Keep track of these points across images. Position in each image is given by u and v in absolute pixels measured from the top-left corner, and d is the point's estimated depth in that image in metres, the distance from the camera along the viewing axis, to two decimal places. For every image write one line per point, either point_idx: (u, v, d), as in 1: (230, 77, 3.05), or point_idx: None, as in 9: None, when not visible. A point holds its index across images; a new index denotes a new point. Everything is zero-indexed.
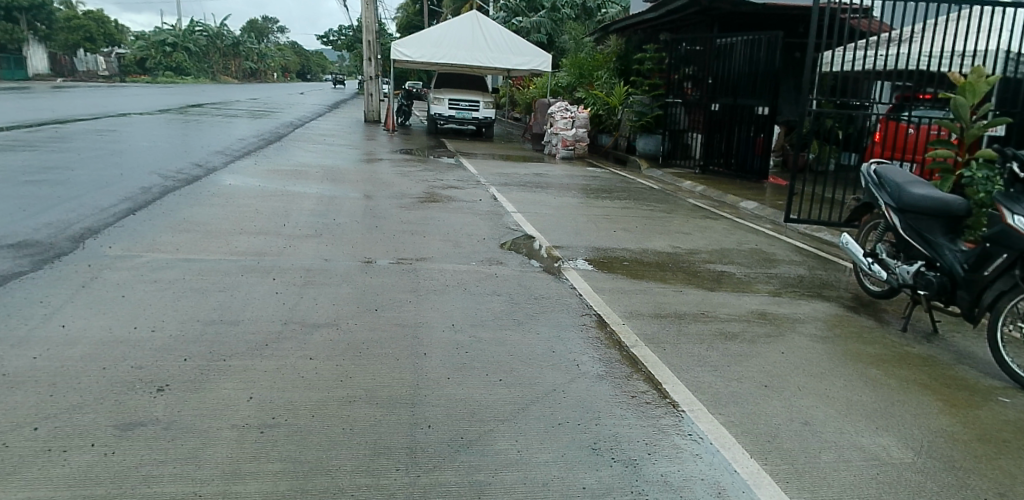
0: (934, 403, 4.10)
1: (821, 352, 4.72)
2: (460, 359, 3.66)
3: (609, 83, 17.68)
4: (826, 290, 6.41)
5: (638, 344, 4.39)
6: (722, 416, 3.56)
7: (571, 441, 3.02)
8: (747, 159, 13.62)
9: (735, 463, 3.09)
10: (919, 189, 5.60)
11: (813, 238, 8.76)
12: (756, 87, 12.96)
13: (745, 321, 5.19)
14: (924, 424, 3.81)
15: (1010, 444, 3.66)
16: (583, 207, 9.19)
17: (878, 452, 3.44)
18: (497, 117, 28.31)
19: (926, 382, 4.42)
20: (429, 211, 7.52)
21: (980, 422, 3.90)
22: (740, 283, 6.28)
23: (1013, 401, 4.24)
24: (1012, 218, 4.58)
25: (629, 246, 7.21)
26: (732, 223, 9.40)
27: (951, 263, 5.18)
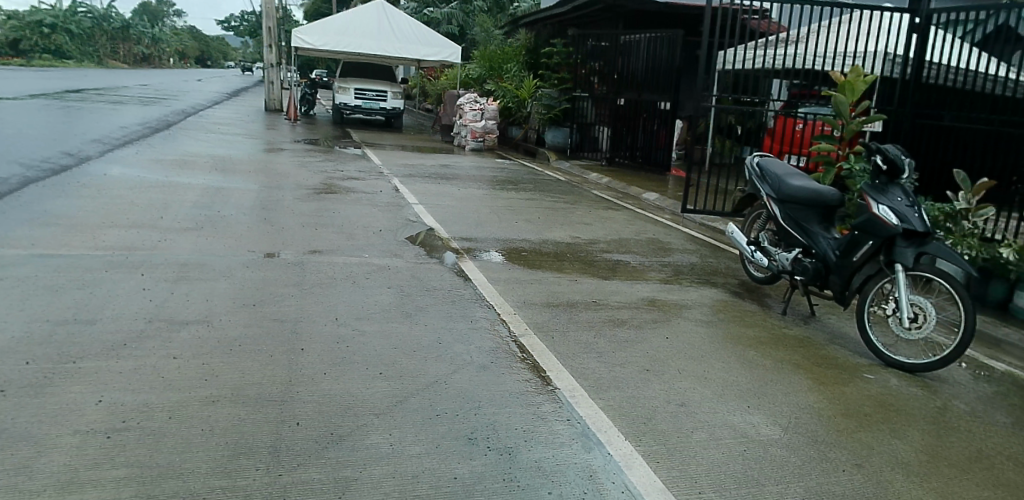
0: (803, 380, 4.35)
1: (703, 336, 4.91)
2: (339, 353, 3.58)
3: (519, 75, 17.75)
4: (716, 276, 6.68)
5: (527, 333, 4.43)
6: (602, 400, 3.66)
7: (448, 431, 3.02)
8: (650, 152, 14.01)
9: (609, 446, 3.19)
10: (798, 180, 5.89)
11: (708, 227, 9.12)
12: (658, 82, 13.39)
13: (635, 308, 5.33)
14: (792, 401, 4.03)
15: (867, 417, 3.94)
16: (487, 198, 9.20)
17: (747, 429, 3.61)
18: (407, 109, 28.01)
19: (798, 361, 4.68)
20: (326, 202, 7.32)
21: (842, 397, 4.17)
22: (633, 272, 6.45)
23: (875, 377, 4.54)
24: (877, 207, 4.89)
25: (529, 236, 7.27)
26: (633, 214, 9.65)
27: (825, 250, 5.47)
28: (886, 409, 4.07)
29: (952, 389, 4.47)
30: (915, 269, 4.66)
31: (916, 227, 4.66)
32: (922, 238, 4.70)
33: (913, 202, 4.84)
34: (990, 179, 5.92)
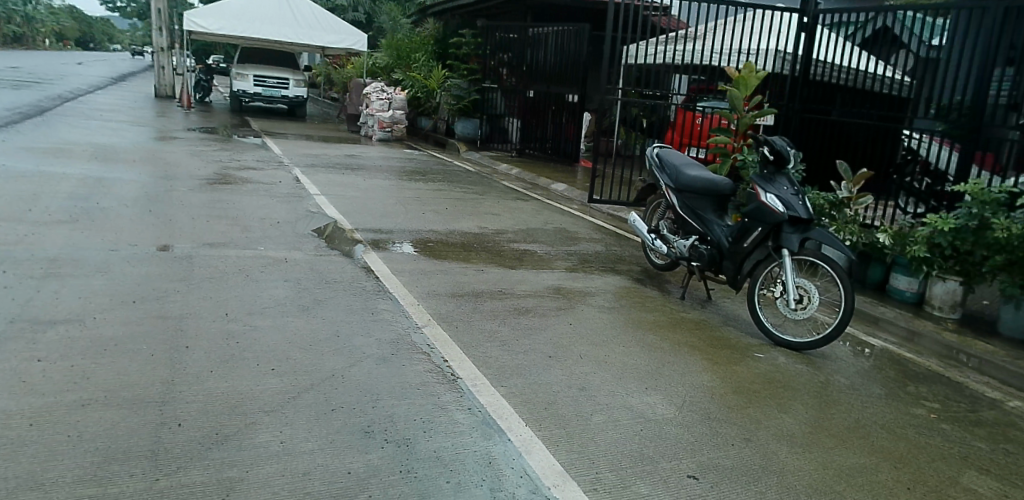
0: (698, 361, 4.53)
1: (605, 322, 5.02)
2: (227, 351, 3.46)
3: (428, 65, 17.48)
4: (620, 264, 6.85)
5: (430, 323, 4.39)
6: (504, 387, 3.67)
7: (343, 426, 2.95)
8: (560, 143, 14.06)
9: (510, 432, 3.21)
10: (694, 170, 6.05)
11: (614, 216, 9.34)
12: (566, 76, 13.60)
13: (540, 297, 5.38)
14: (688, 381, 4.19)
15: (755, 393, 4.15)
16: (393, 189, 9.04)
17: (645, 410, 3.73)
18: (312, 98, 27.17)
19: (694, 343, 4.87)
20: (219, 193, 6.97)
21: (734, 375, 4.38)
22: (539, 261, 6.51)
23: (765, 355, 4.79)
24: (764, 196, 5.10)
25: (435, 227, 7.20)
26: (541, 204, 9.75)
27: (718, 237, 5.68)
28: (773, 385, 4.30)
29: (833, 364, 4.78)
30: (800, 254, 4.92)
31: (799, 214, 4.91)
32: (805, 225, 4.95)
33: (797, 190, 5.09)
34: (869, 170, 6.30)
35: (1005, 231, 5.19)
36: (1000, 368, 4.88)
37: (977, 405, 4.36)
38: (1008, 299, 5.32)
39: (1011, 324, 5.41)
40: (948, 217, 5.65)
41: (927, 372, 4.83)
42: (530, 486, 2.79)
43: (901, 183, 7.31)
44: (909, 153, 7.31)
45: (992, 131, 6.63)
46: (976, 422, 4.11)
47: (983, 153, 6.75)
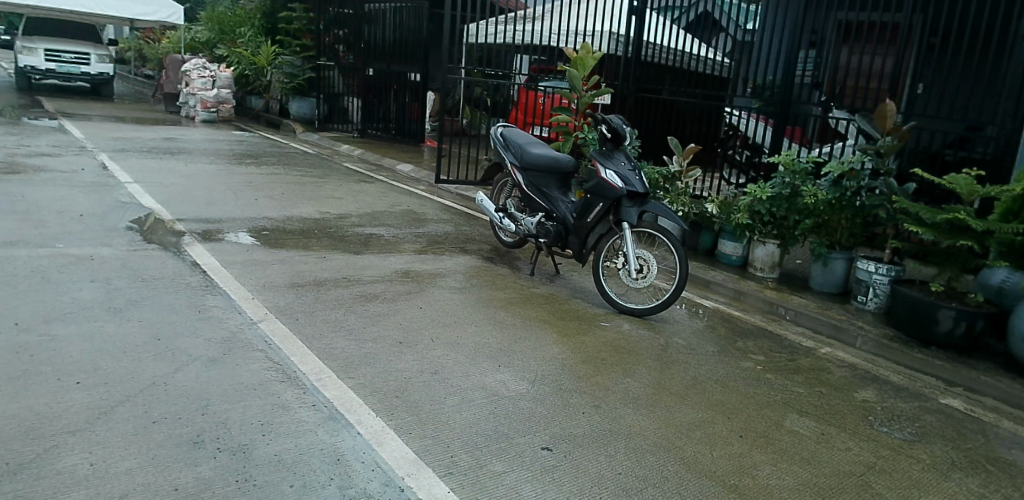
0: (549, 334, 4.60)
1: (455, 302, 4.95)
2: (18, 368, 3.01)
3: (255, 41, 16.25)
4: (469, 243, 6.78)
5: (267, 317, 4.07)
6: (352, 379, 3.48)
7: (167, 439, 2.64)
8: (404, 123, 13.62)
9: (358, 425, 3.05)
10: (539, 148, 5.90)
11: (462, 196, 9.27)
12: (407, 53, 13.32)
13: (388, 281, 5.19)
14: (539, 355, 4.23)
15: (602, 361, 4.27)
16: (220, 174, 8.34)
17: (498, 388, 3.71)
18: (122, 77, 24.49)
19: (545, 316, 4.92)
20: (4, 185, 6.03)
21: (584, 345, 4.49)
22: (385, 244, 6.29)
23: (611, 324, 4.94)
24: (604, 172, 5.20)
25: (270, 214, 6.72)
26: (386, 186, 9.45)
27: (563, 213, 5.61)
28: (619, 352, 4.46)
29: (672, 327, 5.05)
30: (639, 226, 5.09)
31: (636, 188, 5.06)
32: (642, 198, 5.12)
33: (634, 166, 5.24)
34: (696, 145, 6.69)
35: (814, 197, 5.81)
36: (812, 319, 5.44)
37: (795, 354, 4.82)
38: (816, 257, 5.99)
39: (820, 281, 6.07)
40: (765, 186, 6.19)
41: (753, 327, 5.27)
42: (381, 479, 2.67)
43: (725, 156, 7.89)
44: (731, 128, 7.89)
45: (798, 107, 7.42)
46: (796, 369, 4.54)
47: (792, 127, 7.53)
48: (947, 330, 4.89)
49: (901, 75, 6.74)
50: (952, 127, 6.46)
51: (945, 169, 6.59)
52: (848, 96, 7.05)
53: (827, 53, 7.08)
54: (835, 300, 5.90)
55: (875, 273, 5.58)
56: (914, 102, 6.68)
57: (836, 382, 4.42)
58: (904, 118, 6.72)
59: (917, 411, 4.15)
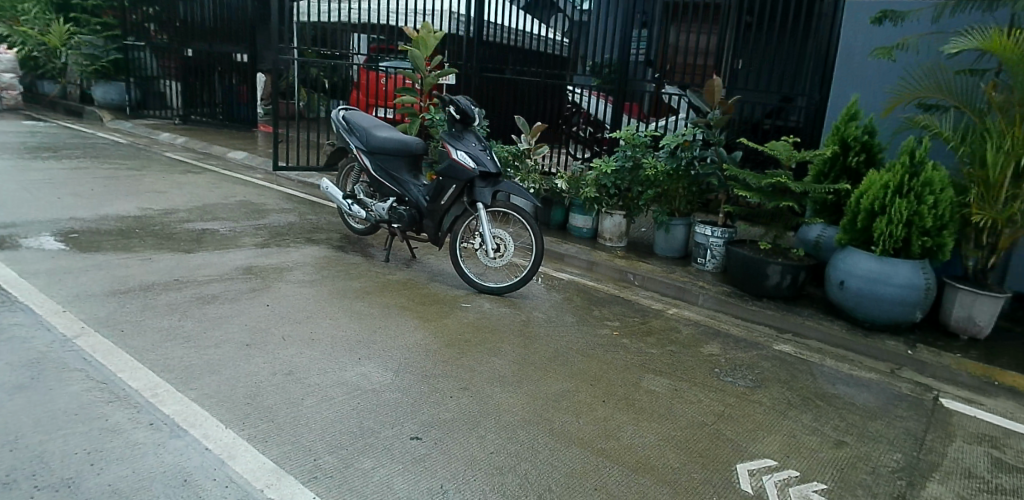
0: (410, 319, 4.47)
1: (305, 296, 4.66)
2: None
3: (42, 19, 14.10)
4: (316, 233, 6.42)
5: (84, 332, 3.58)
6: (194, 391, 3.15)
7: None
8: (233, 108, 13.08)
9: (206, 440, 2.76)
10: (385, 131, 5.66)
11: (304, 183, 8.78)
12: (230, 32, 12.24)
13: (227, 280, 4.77)
14: (401, 343, 4.08)
15: (466, 342, 4.22)
16: (12, 171, 7.24)
17: (359, 381, 3.54)
18: None
19: (403, 302, 4.78)
20: None
21: (447, 328, 4.41)
22: (221, 239, 5.79)
23: (471, 304, 4.89)
24: (455, 153, 5.07)
25: (79, 215, 5.94)
26: (216, 176, 8.71)
27: (416, 197, 5.41)
28: (482, 331, 4.42)
29: (531, 302, 5.10)
30: (493, 205, 5.03)
31: (488, 168, 4.98)
32: (495, 178, 5.05)
33: (485, 146, 5.14)
34: (542, 123, 6.78)
35: (653, 169, 6.14)
36: (659, 283, 5.74)
37: (646, 316, 5.06)
38: (659, 225, 6.33)
39: (664, 247, 6.42)
40: (609, 161, 6.43)
41: (607, 295, 5.46)
42: (236, 496, 2.44)
43: (570, 132, 8.18)
44: (574, 106, 8.12)
45: (633, 85, 7.78)
46: (648, 331, 4.77)
47: (630, 103, 7.85)
48: (775, 283, 5.39)
49: (724, 52, 7.26)
50: (768, 98, 7.11)
51: (765, 137, 7.20)
52: (678, 73, 7.55)
53: (657, 32, 7.50)
54: (678, 263, 6.27)
55: (711, 236, 5.99)
56: (736, 76, 7.23)
57: (684, 340, 4.69)
58: (728, 93, 7.26)
59: (756, 359, 4.51)
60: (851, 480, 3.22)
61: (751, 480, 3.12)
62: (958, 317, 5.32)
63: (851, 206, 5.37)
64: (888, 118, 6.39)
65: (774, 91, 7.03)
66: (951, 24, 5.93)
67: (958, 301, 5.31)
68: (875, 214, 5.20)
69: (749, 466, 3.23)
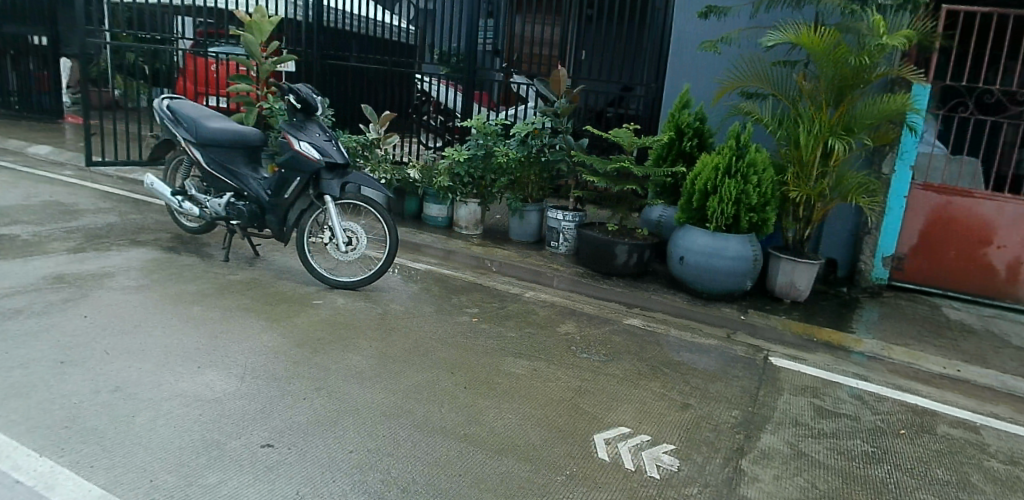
0: (256, 320, 4.20)
1: (133, 303, 4.24)
2: None
3: None
4: (142, 234, 5.85)
5: None
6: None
7: None
8: (32, 96, 11.49)
9: (16, 472, 2.44)
10: (217, 121, 5.26)
11: (127, 180, 7.98)
12: (26, 13, 11.11)
13: (34, 291, 4.22)
14: (246, 347, 3.82)
15: (318, 341, 4.03)
16: None
17: (200, 391, 3.26)
18: None
19: (248, 303, 4.48)
20: None
21: (298, 327, 4.18)
22: (24, 246, 5.12)
23: (323, 301, 4.68)
24: (298, 144, 4.81)
25: None
26: (16, 175, 7.68)
27: (256, 191, 5.09)
28: (336, 328, 4.25)
29: (387, 294, 4.97)
30: (342, 198, 4.84)
31: (335, 159, 4.77)
32: (343, 169, 4.86)
33: (330, 136, 4.92)
34: (391, 113, 6.64)
35: (506, 156, 6.23)
36: (515, 268, 5.83)
37: (504, 301, 5.10)
38: (513, 211, 6.43)
39: (519, 233, 6.51)
40: (461, 150, 6.44)
41: (464, 282, 5.44)
42: None
43: (421, 122, 8.07)
44: (423, 95, 7.98)
45: (483, 74, 7.82)
46: (506, 316, 4.82)
47: (479, 92, 7.90)
48: (623, 261, 5.67)
49: (568, 43, 7.49)
50: (610, 88, 7.40)
51: (609, 125, 7.52)
52: (525, 63, 7.70)
53: (502, 22, 7.64)
54: (533, 248, 6.39)
55: (563, 221, 6.18)
56: (580, 66, 7.48)
57: (541, 321, 4.79)
58: (572, 82, 7.50)
59: (609, 334, 4.71)
60: (696, 438, 3.45)
61: (608, 448, 3.25)
62: (781, 283, 5.87)
63: (687, 187, 5.73)
64: (716, 107, 6.92)
65: (615, 81, 7.32)
66: (766, 19, 6.52)
67: (781, 269, 5.86)
68: (708, 194, 5.59)
69: (605, 435, 3.35)
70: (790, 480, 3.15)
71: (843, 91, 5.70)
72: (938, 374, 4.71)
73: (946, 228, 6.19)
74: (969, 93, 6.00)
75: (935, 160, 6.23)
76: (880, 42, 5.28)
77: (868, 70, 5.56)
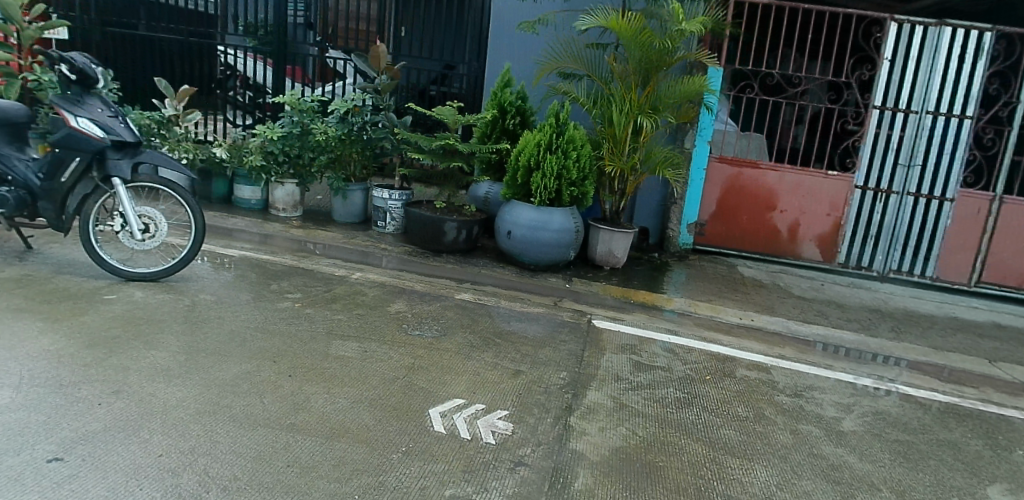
0: (33, 322, 3.64)
1: None
2: None
3: None
4: None
5: None
6: None
7: None
8: None
9: None
10: None
11: None
12: None
13: None
14: (21, 352, 3.30)
15: (114, 339, 3.58)
16: None
17: None
18: None
19: (22, 303, 3.87)
20: None
21: (89, 326, 3.69)
22: None
23: (118, 295, 4.18)
24: (75, 121, 4.20)
25: None
26: None
27: (24, 175, 4.38)
28: (136, 323, 3.81)
29: (196, 284, 4.55)
30: (134, 181, 4.33)
31: (124, 137, 4.28)
32: (133, 148, 4.37)
33: (114, 111, 4.37)
34: (190, 88, 6.05)
35: (324, 134, 5.94)
36: (340, 250, 5.60)
37: (329, 284, 4.88)
38: (335, 191, 6.17)
39: (342, 214, 6.28)
40: (275, 127, 6.05)
41: (284, 266, 5.13)
42: None
43: (226, 98, 7.53)
44: (228, 68, 7.42)
45: (295, 47, 7.35)
46: (332, 298, 4.61)
47: (292, 66, 7.40)
48: (452, 238, 5.67)
49: (386, 19, 7.30)
50: (433, 65, 7.32)
51: (433, 104, 7.40)
52: (342, 38, 7.35)
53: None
54: (358, 228, 6.19)
55: (389, 200, 6.05)
56: (400, 43, 7.35)
57: (369, 302, 4.65)
58: (393, 58, 7.35)
59: (440, 310, 4.68)
60: (528, 402, 3.53)
61: (443, 420, 3.22)
62: (601, 252, 6.20)
63: (511, 164, 5.82)
64: (537, 87, 7.11)
65: (437, 58, 7.25)
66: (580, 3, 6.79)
67: (600, 238, 6.18)
68: (531, 170, 5.72)
69: (440, 409, 3.32)
70: (613, 431, 3.33)
71: (649, 72, 6.09)
72: (736, 325, 5.25)
73: (739, 196, 6.87)
74: (753, 76, 6.67)
75: (728, 136, 6.84)
76: (680, 28, 5.74)
77: (670, 53, 5.98)
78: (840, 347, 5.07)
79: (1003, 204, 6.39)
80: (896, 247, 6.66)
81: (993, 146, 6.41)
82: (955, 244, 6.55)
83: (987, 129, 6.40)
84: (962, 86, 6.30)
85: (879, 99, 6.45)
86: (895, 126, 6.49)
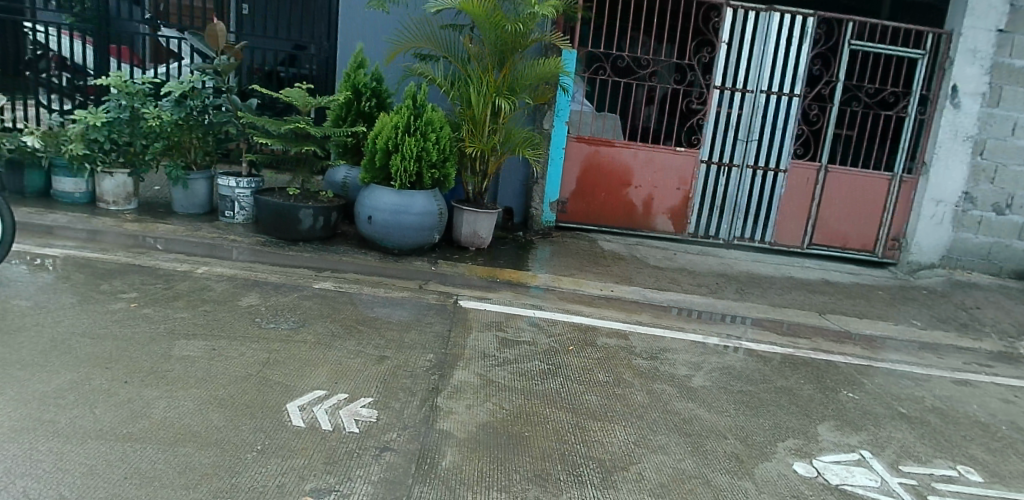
0: None
1: None
2: None
3: None
4: None
5: None
6: None
7: None
8: None
9: None
10: None
11: None
12: None
13: None
14: None
15: None
16: None
17: None
18: None
19: None
20: None
21: None
22: None
23: None
24: None
25: None
26: None
27: None
28: None
29: (8, 290, 4.03)
30: None
31: None
32: None
33: None
34: None
35: (157, 119, 5.48)
36: (184, 244, 5.20)
37: (171, 280, 4.52)
38: (174, 181, 5.68)
39: (184, 205, 5.83)
40: (98, 112, 5.51)
41: (117, 264, 4.69)
42: None
43: (39, 80, 6.68)
44: (39, 46, 6.64)
45: (121, 25, 6.80)
46: (174, 296, 4.27)
47: (117, 45, 6.82)
48: (308, 226, 5.44)
49: None
50: (280, 46, 6.96)
51: (282, 86, 7.06)
52: (174, 16, 6.91)
53: None
54: (203, 220, 5.77)
55: (236, 187, 5.70)
56: (242, 22, 6.98)
57: (218, 297, 4.35)
58: (235, 37, 6.95)
59: (297, 301, 4.48)
60: (392, 386, 3.47)
61: (303, 414, 3.08)
62: (465, 233, 6.21)
63: (369, 147, 5.66)
64: (391, 67, 6.97)
65: (284, 38, 6.90)
66: None
67: (464, 219, 6.18)
68: (390, 153, 5.59)
69: (299, 402, 3.18)
70: (480, 407, 3.35)
71: (505, 54, 6.13)
72: (597, 296, 5.45)
73: (597, 174, 7.13)
74: (606, 58, 6.87)
75: (584, 116, 7.06)
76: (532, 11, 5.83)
77: (524, 36, 6.05)
78: (692, 311, 5.41)
79: (828, 174, 7.09)
80: (739, 216, 7.20)
81: (817, 121, 7.04)
82: (789, 211, 7.19)
83: (812, 105, 7.01)
84: (789, 67, 6.87)
85: (718, 79, 6.91)
86: (733, 105, 6.97)
